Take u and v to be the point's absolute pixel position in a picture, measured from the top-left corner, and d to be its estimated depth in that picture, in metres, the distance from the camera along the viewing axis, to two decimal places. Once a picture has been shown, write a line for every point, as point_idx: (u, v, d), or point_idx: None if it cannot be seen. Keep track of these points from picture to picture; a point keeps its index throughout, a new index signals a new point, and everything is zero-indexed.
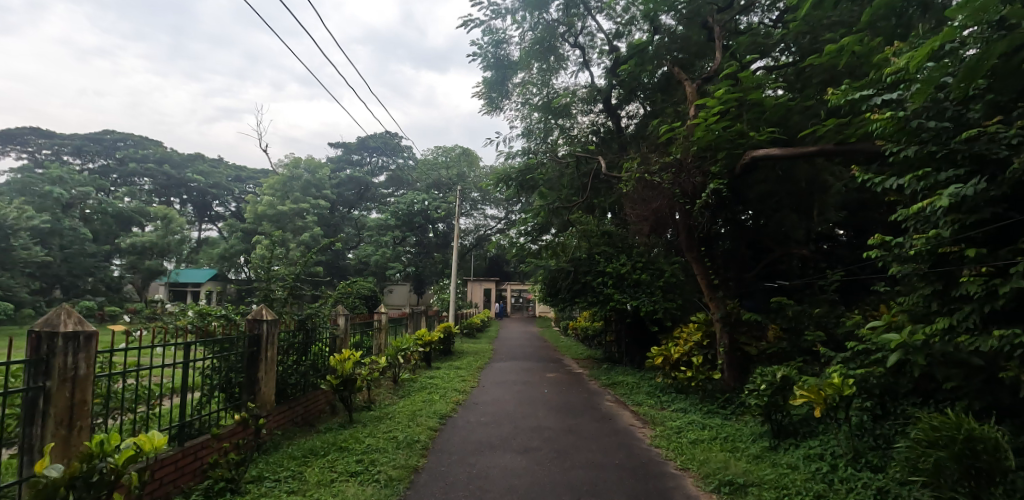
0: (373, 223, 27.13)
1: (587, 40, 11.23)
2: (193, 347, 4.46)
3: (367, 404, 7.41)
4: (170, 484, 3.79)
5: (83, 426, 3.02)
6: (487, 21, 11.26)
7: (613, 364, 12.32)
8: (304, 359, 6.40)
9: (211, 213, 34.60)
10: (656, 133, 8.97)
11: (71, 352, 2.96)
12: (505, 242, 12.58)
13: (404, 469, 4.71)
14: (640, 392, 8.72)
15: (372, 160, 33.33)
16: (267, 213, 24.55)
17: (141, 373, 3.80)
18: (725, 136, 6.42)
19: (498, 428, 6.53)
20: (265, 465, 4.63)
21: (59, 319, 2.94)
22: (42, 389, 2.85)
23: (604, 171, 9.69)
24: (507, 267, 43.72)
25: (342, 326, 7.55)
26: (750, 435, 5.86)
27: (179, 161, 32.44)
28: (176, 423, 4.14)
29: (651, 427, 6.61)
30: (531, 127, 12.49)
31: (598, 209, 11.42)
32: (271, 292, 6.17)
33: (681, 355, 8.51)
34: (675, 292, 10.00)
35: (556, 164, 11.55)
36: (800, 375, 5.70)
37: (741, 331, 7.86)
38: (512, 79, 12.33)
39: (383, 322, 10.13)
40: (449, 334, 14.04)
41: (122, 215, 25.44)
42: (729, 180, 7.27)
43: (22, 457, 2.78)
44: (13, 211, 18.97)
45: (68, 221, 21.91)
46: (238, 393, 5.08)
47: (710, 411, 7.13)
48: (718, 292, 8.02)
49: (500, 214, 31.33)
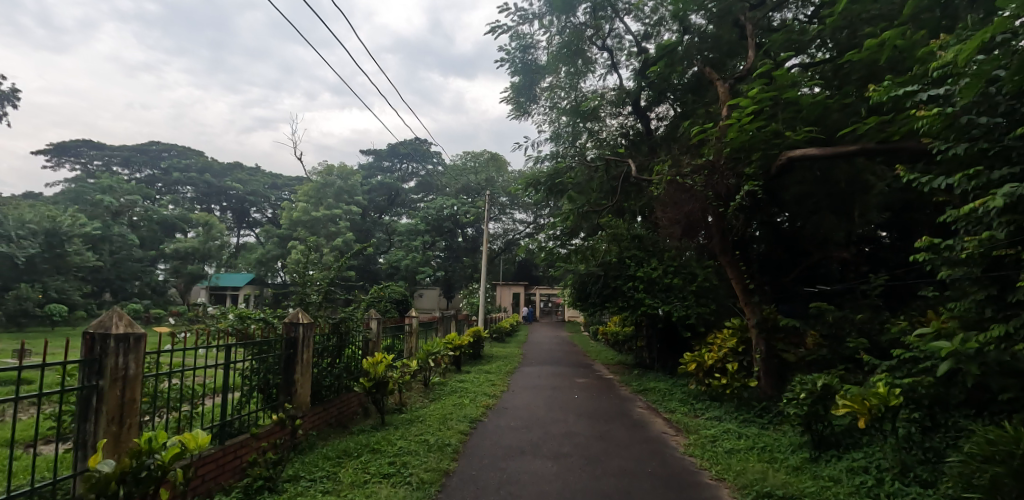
0: (404, 228, 27.77)
1: (615, 42, 11.16)
2: (233, 349, 4.60)
3: (398, 407, 7.49)
4: (211, 481, 3.91)
5: (132, 423, 3.16)
6: (515, 27, 11.33)
7: (644, 370, 12.14)
8: (338, 361, 6.52)
9: (249, 220, 35.73)
10: (687, 134, 8.83)
11: (122, 353, 3.09)
12: (534, 246, 12.63)
13: (435, 472, 4.74)
14: (673, 399, 8.56)
15: (402, 166, 33.71)
16: (302, 219, 25.31)
17: (185, 372, 3.94)
18: (759, 136, 6.25)
19: (528, 433, 6.52)
20: (301, 465, 4.74)
21: (112, 321, 3.08)
22: (95, 388, 2.97)
23: (634, 173, 9.54)
24: (535, 271, 43.65)
25: (374, 329, 7.70)
26: (789, 446, 5.68)
27: (219, 170, 33.72)
28: (217, 422, 4.28)
29: (685, 435, 6.48)
30: (560, 131, 12.44)
31: (628, 212, 11.31)
32: (306, 296, 6.34)
33: (714, 361, 8.25)
34: (708, 297, 9.75)
35: (585, 168, 11.49)
36: (842, 384, 5.49)
37: (779, 337, 7.67)
38: (540, 83, 12.36)
39: (414, 326, 10.26)
40: (479, 338, 14.13)
41: (167, 222, 26.50)
42: (765, 181, 7.08)
43: (77, 452, 2.91)
44: (68, 218, 20.16)
45: (117, 228, 23.09)
46: (276, 394, 5.23)
47: (746, 419, 6.94)
48: (754, 297, 7.85)
49: (529, 219, 31.19)
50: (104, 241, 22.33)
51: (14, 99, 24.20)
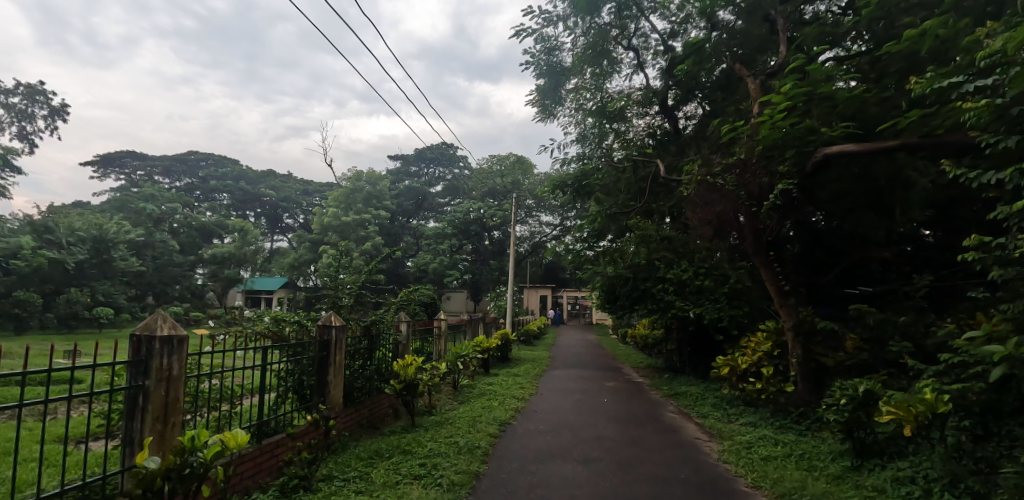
0: (432, 232, 28.13)
1: (641, 42, 11.06)
2: (269, 351, 4.72)
3: (428, 409, 7.55)
4: (249, 479, 4.03)
5: (175, 422, 3.27)
6: (540, 29, 11.34)
7: (675, 374, 11.94)
8: (369, 364, 6.61)
9: (282, 225, 36.66)
10: (717, 133, 8.66)
11: (166, 354, 3.21)
12: (561, 249, 12.60)
13: (466, 475, 4.74)
14: (706, 404, 8.39)
15: (429, 171, 34.07)
16: (332, 224, 25.89)
17: (224, 373, 4.05)
18: (792, 133, 6.07)
19: (558, 437, 6.48)
20: (335, 465, 4.81)
21: (156, 324, 3.19)
22: (141, 387, 3.09)
23: (662, 173, 9.39)
24: (563, 274, 43.39)
25: (404, 332, 7.79)
26: (829, 453, 5.49)
27: (254, 178, 34.75)
28: (255, 422, 4.40)
29: (718, 441, 6.32)
30: (586, 133, 12.38)
31: (656, 213, 11.16)
32: (338, 299, 6.46)
33: (748, 366, 8.13)
34: (740, 299, 9.51)
35: (612, 169, 11.34)
36: (885, 390, 5.27)
37: (816, 341, 7.44)
38: (565, 85, 12.30)
39: (442, 329, 10.34)
40: (507, 341, 14.13)
41: (205, 228, 27.46)
42: (800, 179, 6.88)
43: (124, 449, 3.02)
44: (113, 226, 21.15)
45: (159, 235, 24.11)
46: (309, 395, 5.33)
47: (783, 426, 6.75)
48: (790, 299, 7.65)
49: (555, 221, 30.99)
50: (147, 247, 23.35)
51: (64, 114, 25.55)
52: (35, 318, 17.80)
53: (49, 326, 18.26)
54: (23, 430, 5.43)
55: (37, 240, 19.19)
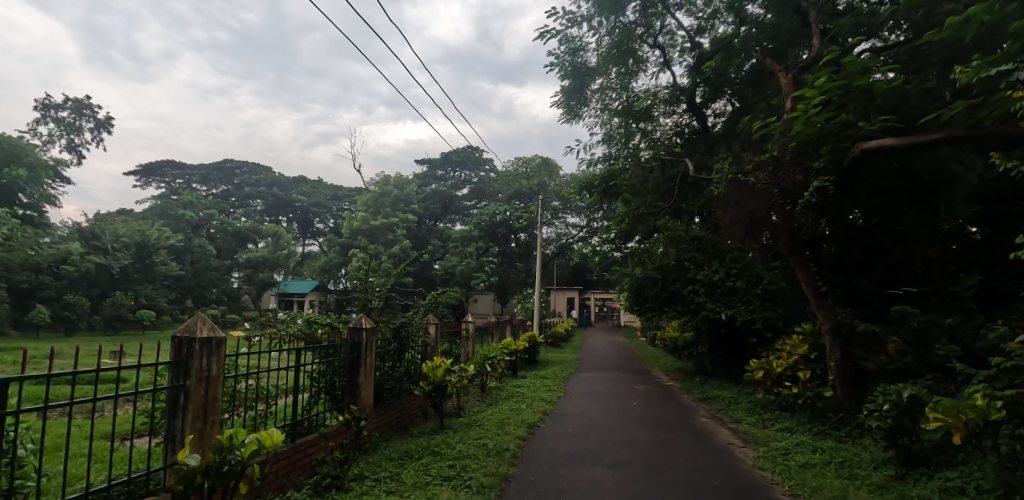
0: (458, 235, 28.33)
1: (667, 39, 10.92)
2: (303, 353, 4.81)
3: (457, 410, 7.59)
4: (284, 477, 4.13)
5: (214, 421, 3.37)
6: (564, 30, 11.27)
7: (706, 377, 11.69)
8: (398, 365, 6.69)
9: (313, 230, 37.46)
10: (748, 130, 8.46)
11: (205, 355, 3.30)
12: (588, 250, 12.49)
13: (495, 477, 4.75)
14: (739, 409, 8.18)
15: (455, 174, 34.31)
16: (361, 228, 26.37)
17: (260, 374, 4.15)
18: (828, 128, 5.85)
19: (587, 440, 6.42)
20: (366, 464, 4.88)
21: (196, 326, 3.29)
22: (182, 387, 3.18)
23: (691, 172, 9.24)
24: (590, 276, 43.11)
25: (433, 334, 7.87)
26: (871, 462, 5.27)
27: (286, 184, 35.66)
28: (289, 422, 4.50)
29: (754, 447, 6.15)
30: (612, 133, 12.27)
31: (685, 213, 10.98)
32: (368, 301, 6.56)
33: (784, 369, 7.87)
34: (774, 301, 9.25)
35: (640, 169, 10.94)
36: (932, 395, 5.03)
37: (856, 344, 7.19)
38: (590, 86, 12.19)
39: (470, 331, 10.39)
40: (534, 344, 14.09)
41: (240, 233, 28.32)
42: (837, 176, 6.66)
43: (167, 446, 3.13)
44: (155, 232, 22.03)
45: (197, 240, 25.01)
46: (341, 396, 5.43)
47: (821, 432, 6.52)
48: (827, 300, 7.41)
49: (582, 222, 30.79)
50: (186, 252, 24.27)
51: (109, 126, 26.77)
52: (83, 320, 18.68)
53: (96, 328, 19.14)
54: (73, 427, 5.70)
55: (84, 246, 20.17)
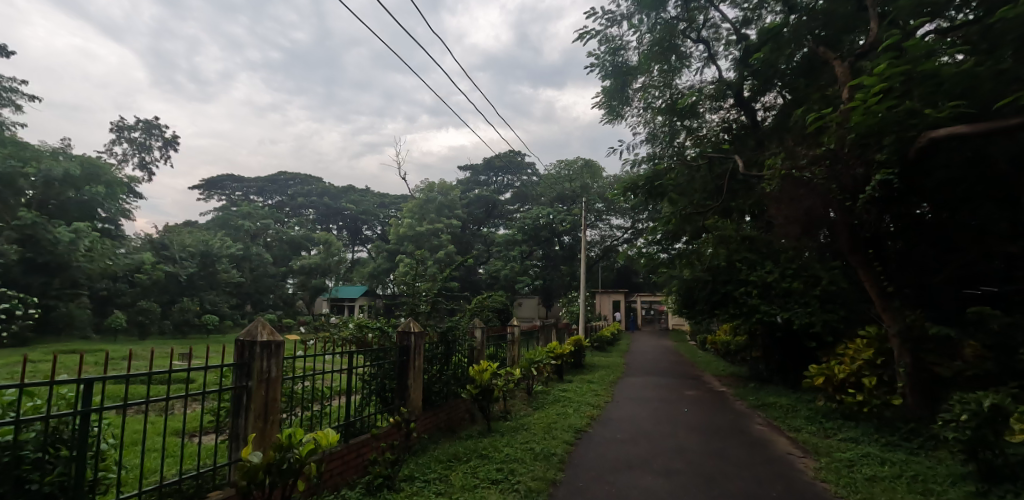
0: (502, 239, 28.53)
1: (711, 33, 10.67)
2: (355, 356, 4.97)
3: (503, 414, 7.60)
4: (339, 476, 4.27)
5: (274, 420, 3.52)
6: (604, 30, 11.17)
7: (761, 383, 11.21)
8: (446, 369, 6.77)
9: (362, 237, 38.51)
10: (801, 123, 8.07)
11: (266, 358, 3.46)
12: (634, 252, 12.29)
13: (542, 482, 4.72)
14: (797, 417, 7.80)
15: (497, 179, 34.55)
16: (407, 234, 26.97)
17: (315, 375, 4.31)
18: (890, 118, 5.48)
19: (636, 447, 6.28)
20: (416, 465, 4.97)
21: (257, 330, 3.44)
22: (245, 388, 3.34)
23: (741, 169, 8.90)
24: (635, 277, 42.27)
25: (479, 338, 7.94)
26: (947, 477, 4.90)
27: (336, 194, 36.98)
28: (343, 423, 4.65)
29: (815, 458, 5.84)
30: (656, 132, 12.04)
31: (735, 212, 10.61)
32: (416, 306, 6.69)
33: (846, 375, 7.46)
34: (834, 303, 8.78)
35: (686, 168, 10.73)
36: (1017, 404, 4.62)
37: (927, 348, 6.72)
38: (632, 85, 11.99)
39: (516, 334, 10.41)
40: (580, 348, 13.95)
41: (294, 241, 29.59)
42: (902, 169, 6.26)
43: (231, 443, 3.28)
44: (217, 242, 23.36)
45: (255, 249, 26.31)
46: (391, 398, 5.55)
47: (890, 443, 6.13)
48: (893, 301, 6.97)
49: (626, 224, 30.24)
50: (246, 260, 25.64)
51: (175, 144, 28.60)
52: (155, 324, 19.97)
53: (167, 331, 20.43)
54: (148, 423, 6.09)
55: (155, 256, 21.61)
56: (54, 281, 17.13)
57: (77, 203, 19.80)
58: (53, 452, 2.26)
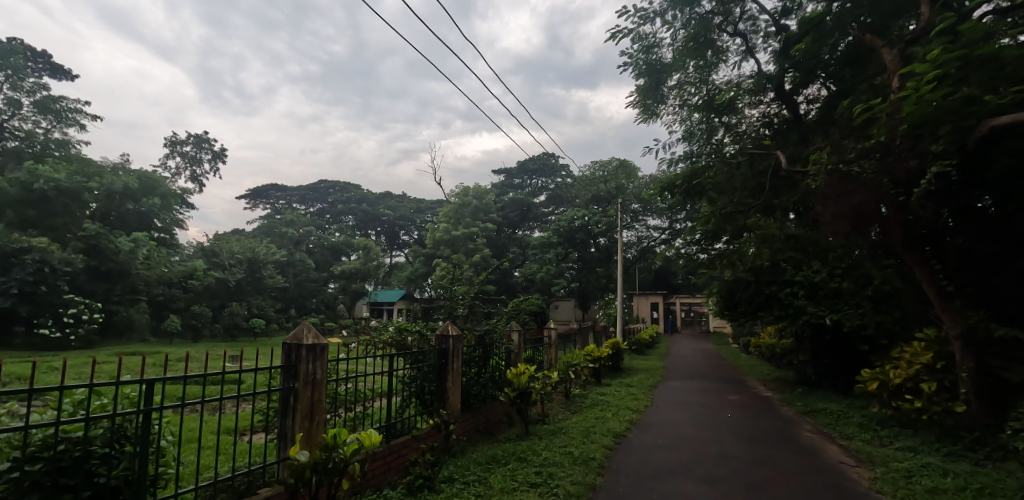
0: (538, 242, 28.56)
1: (749, 25, 10.39)
2: (395, 358, 5.05)
3: (541, 417, 7.56)
4: (380, 476, 4.35)
5: (319, 421, 3.62)
6: (636, 28, 11.01)
7: (810, 388, 10.76)
8: (484, 371, 6.80)
9: (400, 242, 39.16)
10: (848, 115, 7.72)
11: (311, 360, 3.56)
12: (672, 253, 12.05)
13: (582, 487, 4.66)
14: (850, 424, 7.45)
15: (532, 182, 34.51)
16: (444, 238, 27.34)
17: (357, 377, 4.41)
18: (946, 107, 5.17)
19: (678, 453, 6.15)
20: (455, 467, 5.01)
21: (302, 334, 3.56)
22: (292, 389, 3.44)
23: (784, 165, 8.58)
24: (674, 279, 41.36)
25: (516, 341, 7.94)
26: (1018, 491, 4.57)
27: (374, 200, 37.82)
28: (385, 424, 4.74)
29: (869, 467, 5.56)
30: (693, 129, 11.78)
31: (778, 210, 10.24)
32: (454, 309, 6.74)
33: (903, 381, 7.07)
34: (889, 304, 8.35)
35: (725, 166, 10.45)
36: None
37: (993, 351, 6.29)
38: (667, 82, 11.77)
39: (552, 337, 10.36)
40: (619, 351, 13.76)
41: (335, 247, 30.40)
42: (960, 160, 5.91)
43: (279, 442, 3.39)
44: (262, 249, 24.27)
45: (298, 255, 27.17)
46: (430, 400, 5.61)
47: (953, 453, 5.78)
48: (954, 301, 6.58)
49: (663, 224, 29.59)
50: (290, 266, 26.53)
51: (223, 156, 29.95)
52: (207, 327, 20.88)
53: (218, 335, 21.34)
54: (203, 422, 6.38)
55: (207, 263, 22.63)
56: (116, 288, 18.07)
57: (135, 214, 20.94)
58: (119, 448, 2.39)
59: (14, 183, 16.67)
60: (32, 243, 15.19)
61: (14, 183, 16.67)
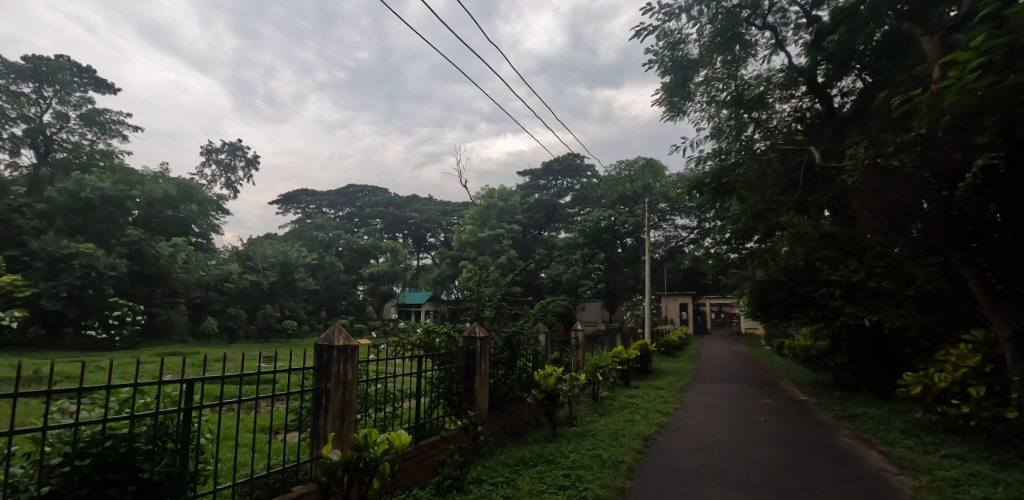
0: (563, 243, 28.49)
1: (778, 18, 10.15)
2: (423, 360, 5.10)
3: (569, 419, 7.53)
4: (410, 476, 4.39)
5: (350, 420, 3.67)
6: (661, 25, 10.87)
7: (848, 392, 10.41)
8: (511, 373, 6.80)
9: (427, 244, 39.49)
10: (886, 107, 7.44)
11: (342, 361, 3.62)
12: (701, 253, 11.84)
13: (611, 490, 4.61)
14: (892, 430, 7.16)
15: (557, 183, 34.40)
16: (470, 240, 27.53)
17: (387, 378, 4.46)
18: (992, 96, 4.93)
19: (710, 457, 6.01)
20: (484, 468, 5.03)
21: (334, 335, 3.62)
22: (324, 390, 3.51)
23: (818, 160, 8.34)
24: (704, 279, 40.58)
25: (543, 343, 7.92)
26: None
27: (401, 204, 38.32)
28: (414, 424, 4.79)
29: (913, 475, 5.34)
30: (722, 126, 11.54)
31: (813, 207, 9.96)
32: (481, 311, 6.76)
33: (949, 385, 6.76)
34: (932, 305, 8.00)
35: (756, 163, 10.20)
36: None
37: None
38: (694, 79, 11.57)
39: (580, 339, 10.30)
40: (647, 352, 13.58)
41: (364, 250, 30.91)
42: (1008, 153, 5.63)
43: (312, 440, 3.46)
44: (294, 253, 24.90)
45: (328, 258, 27.73)
46: (458, 401, 5.64)
47: (1004, 462, 5.50)
48: (1003, 300, 6.27)
49: (692, 224, 29.05)
50: (320, 269, 27.09)
51: (256, 163, 30.82)
52: (243, 329, 21.53)
53: (252, 336, 21.99)
54: (240, 420, 6.59)
55: (241, 266, 23.33)
56: (157, 291, 18.78)
57: (174, 220, 21.76)
58: (161, 445, 2.47)
59: (63, 192, 17.52)
60: (80, 248, 15.99)
61: (63, 192, 17.48)
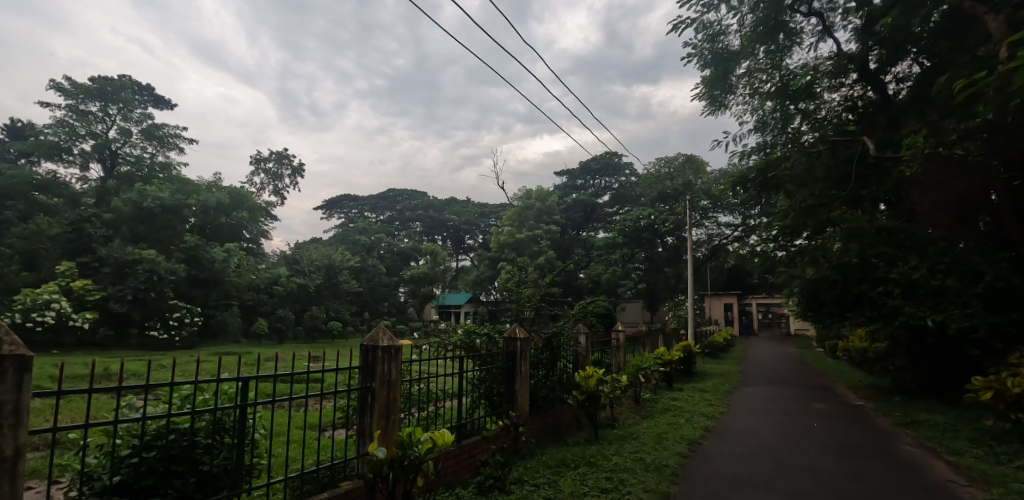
0: (603, 242, 28.20)
1: (825, 4, 9.74)
2: (464, 360, 5.14)
3: (611, 422, 7.42)
4: (452, 475, 4.44)
5: (395, 418, 3.74)
6: (700, 17, 10.63)
7: (909, 396, 9.83)
8: (552, 374, 6.76)
9: (465, 246, 39.82)
10: (947, 92, 7.02)
11: (387, 361, 3.70)
12: (746, 251, 11.45)
13: (655, 495, 4.52)
14: (959, 438, 6.72)
15: (595, 182, 34.05)
16: (508, 242, 27.63)
17: (429, 378, 4.53)
18: None
19: (759, 463, 5.80)
20: (525, 469, 5.02)
21: (379, 336, 3.70)
22: (369, 388, 3.60)
23: (873, 151, 7.94)
24: (750, 278, 39.23)
25: (584, 344, 7.84)
26: None
27: (440, 206, 38.81)
28: (455, 423, 4.84)
29: (983, 488, 4.98)
30: (766, 119, 11.17)
31: (867, 201, 9.48)
32: (521, 312, 6.76)
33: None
34: (1003, 303, 7.46)
35: (804, 156, 9.81)
36: None
37: None
38: (736, 71, 11.23)
39: (620, 340, 10.16)
40: (691, 354, 13.25)
41: (404, 253, 31.48)
42: None
43: (359, 438, 3.57)
44: (338, 256, 25.64)
45: (370, 261, 28.39)
46: (499, 402, 5.65)
47: None
48: None
49: (736, 221, 28.13)
50: (363, 271, 27.77)
51: (302, 171, 31.91)
52: (291, 330, 22.32)
53: (300, 337, 22.78)
54: (289, 417, 6.83)
55: (289, 270, 24.20)
56: (212, 294, 19.71)
57: (227, 227, 22.81)
58: (219, 440, 2.60)
59: (127, 203, 18.62)
60: (144, 254, 16.90)
61: (127, 202, 18.58)
